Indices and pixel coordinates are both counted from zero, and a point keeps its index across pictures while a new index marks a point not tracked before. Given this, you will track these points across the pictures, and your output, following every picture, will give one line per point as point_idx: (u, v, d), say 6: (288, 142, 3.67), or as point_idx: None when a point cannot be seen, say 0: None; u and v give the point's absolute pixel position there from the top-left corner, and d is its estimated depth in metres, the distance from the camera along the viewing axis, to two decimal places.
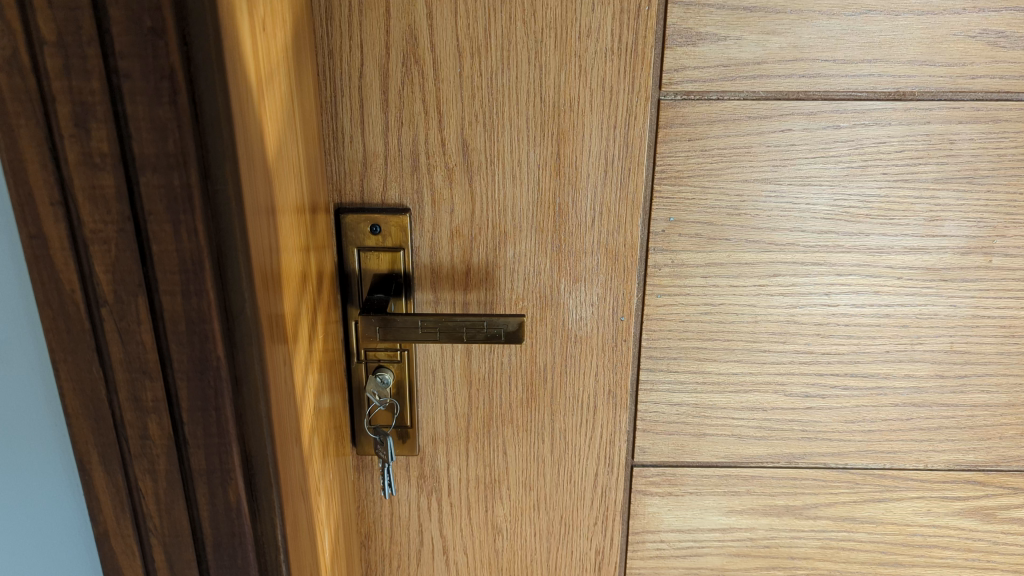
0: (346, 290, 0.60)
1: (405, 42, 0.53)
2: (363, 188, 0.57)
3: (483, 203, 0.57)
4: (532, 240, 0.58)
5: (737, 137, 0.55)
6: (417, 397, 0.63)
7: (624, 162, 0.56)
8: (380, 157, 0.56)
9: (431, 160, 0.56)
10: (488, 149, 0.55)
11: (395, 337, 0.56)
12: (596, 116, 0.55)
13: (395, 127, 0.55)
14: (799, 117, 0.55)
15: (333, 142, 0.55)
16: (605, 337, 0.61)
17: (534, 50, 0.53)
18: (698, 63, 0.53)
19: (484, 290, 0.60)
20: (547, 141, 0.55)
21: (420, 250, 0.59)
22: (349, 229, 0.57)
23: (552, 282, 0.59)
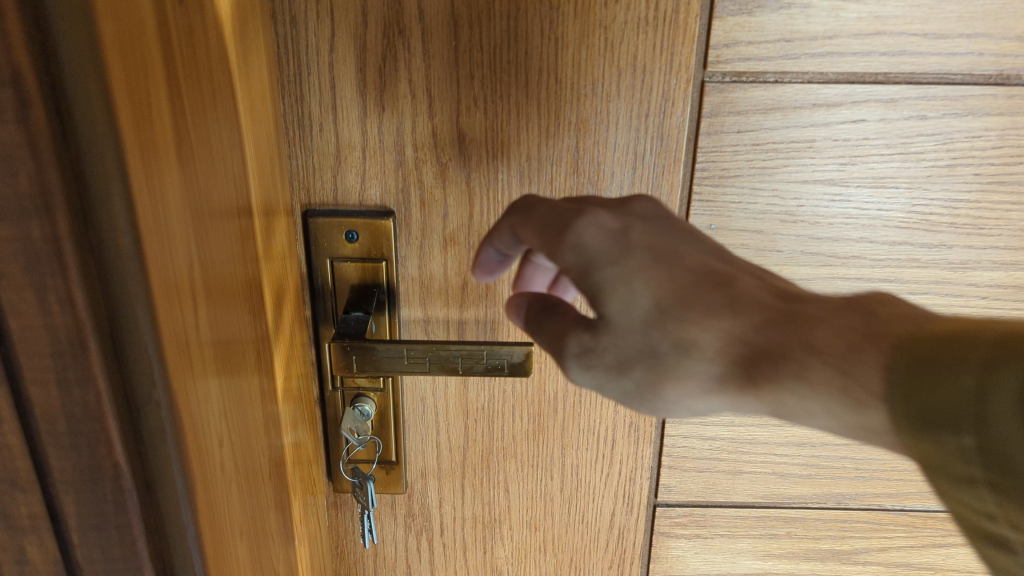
0: (317, 307, 0.49)
1: (386, 8, 0.42)
2: (337, 186, 0.46)
3: (484, 206, 0.47)
4: None
5: (798, 128, 0.45)
6: (403, 429, 0.54)
7: (657, 158, 0.45)
8: (357, 149, 0.45)
9: (419, 154, 0.45)
10: (490, 141, 0.45)
11: (374, 368, 0.46)
12: (624, 101, 0.44)
13: (375, 113, 0.44)
14: (875, 105, 0.44)
15: (299, 130, 0.45)
16: None
17: (549, 19, 0.42)
18: (754, 37, 0.43)
19: (484, 307, 0.50)
20: (563, 131, 0.45)
21: (407, 261, 0.48)
22: (320, 236, 0.47)
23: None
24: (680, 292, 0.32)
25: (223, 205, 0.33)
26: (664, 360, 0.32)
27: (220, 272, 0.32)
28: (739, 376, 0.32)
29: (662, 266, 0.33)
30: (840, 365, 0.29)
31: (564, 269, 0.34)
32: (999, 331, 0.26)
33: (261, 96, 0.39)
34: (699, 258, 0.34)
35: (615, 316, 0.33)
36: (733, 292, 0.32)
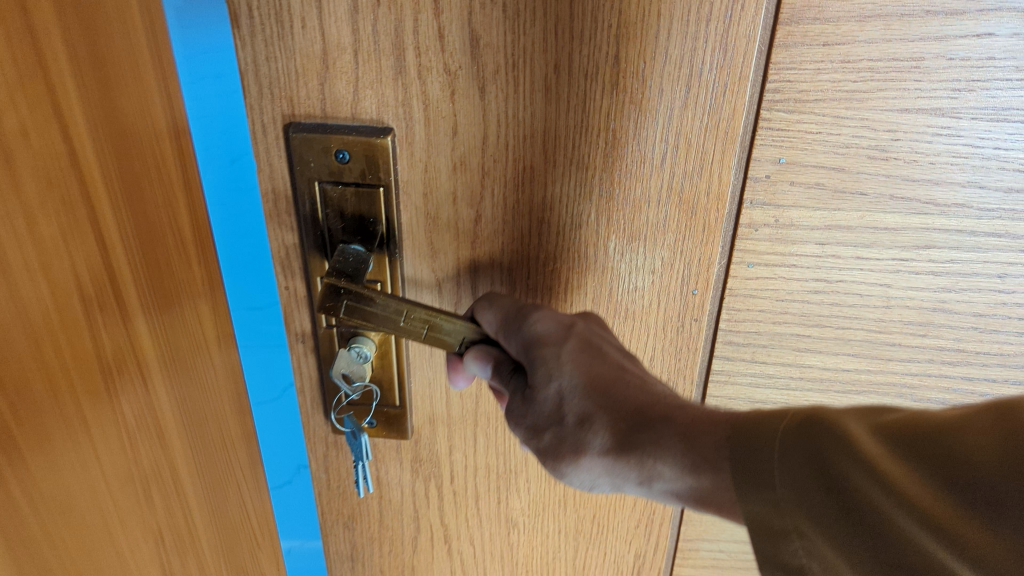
0: (307, 239, 0.42)
1: None
2: (324, 94, 0.38)
3: (500, 127, 0.38)
4: (571, 182, 0.40)
5: (903, 43, 0.35)
6: (408, 374, 0.47)
7: (718, 75, 0.36)
8: (345, 51, 0.37)
9: (423, 59, 0.37)
10: (511, 48, 0.36)
11: (362, 318, 0.39)
12: (677, 1, 0.35)
13: (370, 7, 0.36)
14: (1009, 15, 0.34)
15: (277, 26, 0.37)
16: (668, 314, 0.44)
17: None
18: None
19: (499, 244, 0.42)
20: (602, 37, 0.36)
21: (409, 188, 0.40)
22: (306, 155, 0.39)
23: (596, 240, 0.42)
24: (597, 381, 0.36)
25: (48, 242, 0.27)
26: (569, 438, 0.37)
27: (41, 326, 0.27)
28: (621, 445, 0.35)
29: (586, 356, 0.37)
30: (684, 446, 0.33)
31: (517, 348, 0.38)
32: (811, 408, 0.29)
33: (126, 46, 0.32)
34: (629, 362, 0.38)
35: (544, 394, 0.37)
36: (630, 387, 0.36)
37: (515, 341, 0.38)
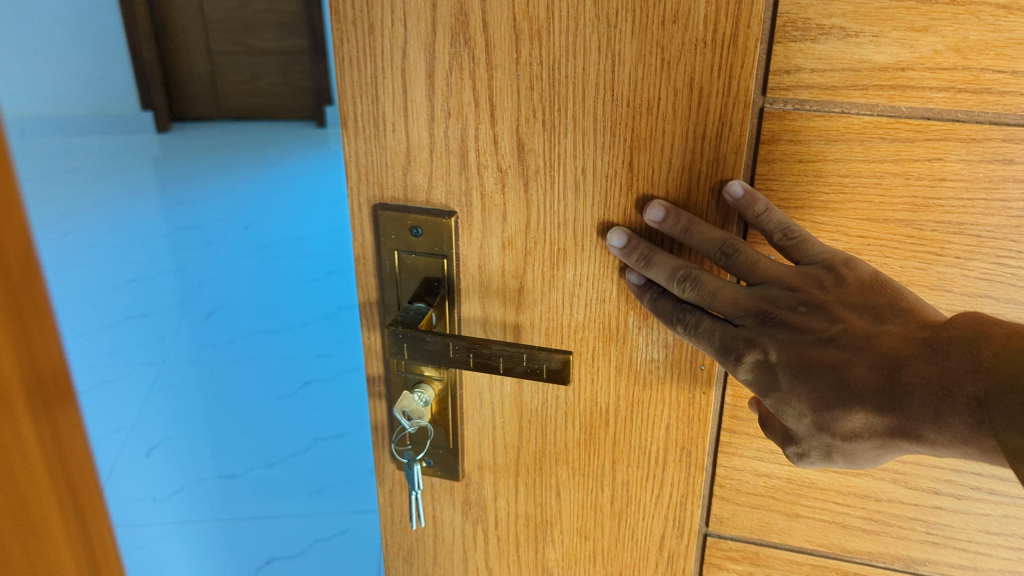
0: (387, 297, 0.53)
1: (454, 19, 0.44)
2: (405, 183, 0.49)
3: (541, 217, 0.48)
4: (596, 261, 0.48)
5: (868, 163, 0.44)
6: (462, 421, 0.56)
7: (712, 181, 0.45)
8: (421, 150, 0.48)
9: (481, 159, 0.47)
10: (548, 152, 0.46)
11: (422, 357, 0.49)
12: (677, 121, 0.43)
13: (441, 118, 0.47)
14: (957, 145, 0.43)
15: (374, 129, 0.48)
16: (681, 387, 0.51)
17: (606, 35, 0.42)
18: (820, 64, 0.42)
19: (537, 307, 0.51)
20: (617, 147, 0.45)
21: (467, 259, 0.51)
22: (388, 229, 0.50)
23: (619, 313, 0.50)
24: (825, 403, 0.41)
25: None
26: (846, 451, 0.42)
27: None
28: (893, 440, 0.40)
29: (804, 385, 0.41)
30: (939, 422, 0.38)
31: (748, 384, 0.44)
32: None
33: None
34: (824, 344, 0.41)
35: (804, 429, 0.43)
36: (854, 388, 0.40)
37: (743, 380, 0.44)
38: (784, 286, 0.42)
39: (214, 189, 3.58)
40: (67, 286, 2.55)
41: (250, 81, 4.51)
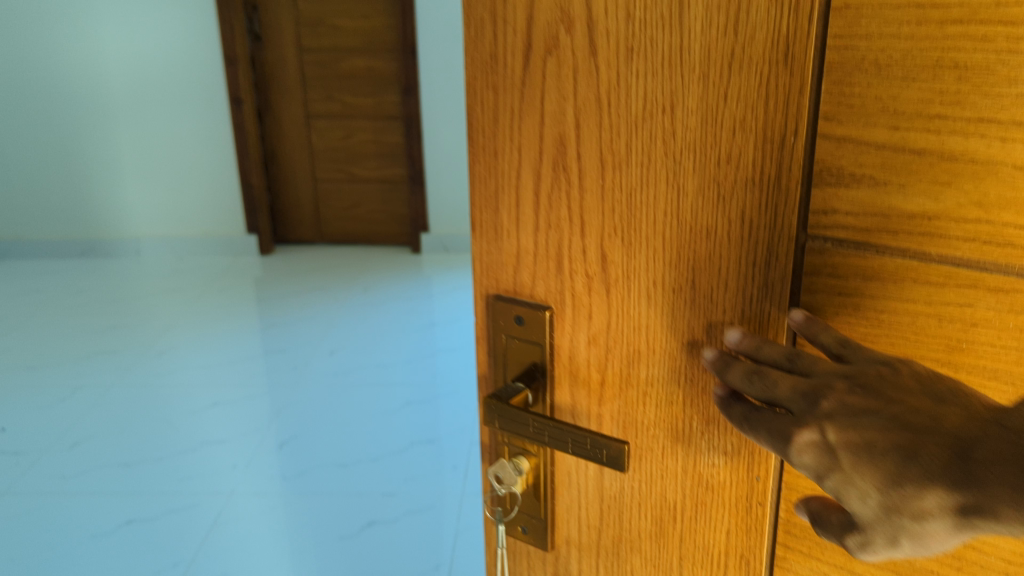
0: (501, 374, 0.67)
1: (555, 148, 0.56)
2: (515, 280, 0.63)
3: (618, 321, 0.58)
4: (666, 366, 0.57)
5: (900, 301, 0.50)
6: (553, 494, 0.67)
7: (764, 302, 0.52)
8: (529, 253, 0.61)
9: (573, 265, 0.59)
10: (625, 265, 0.56)
11: (507, 425, 0.59)
12: (731, 249, 0.52)
13: (544, 229, 0.59)
14: (984, 292, 0.47)
15: (493, 232, 0.62)
16: (739, 495, 0.57)
17: (673, 170, 0.52)
18: (851, 208, 0.49)
19: (620, 399, 0.60)
20: (682, 267, 0.54)
21: (560, 349, 0.62)
22: (500, 314, 0.65)
23: (681, 416, 0.57)
24: (891, 479, 0.41)
25: None
26: (911, 537, 0.41)
27: None
28: (963, 522, 0.39)
29: (868, 464, 0.41)
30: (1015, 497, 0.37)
31: (808, 465, 0.44)
32: None
33: None
34: (885, 422, 0.42)
35: (868, 512, 0.42)
36: (922, 464, 0.40)
37: (803, 460, 0.45)
38: (840, 376, 0.46)
39: (321, 313, 3.84)
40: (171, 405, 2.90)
41: (351, 207, 4.82)
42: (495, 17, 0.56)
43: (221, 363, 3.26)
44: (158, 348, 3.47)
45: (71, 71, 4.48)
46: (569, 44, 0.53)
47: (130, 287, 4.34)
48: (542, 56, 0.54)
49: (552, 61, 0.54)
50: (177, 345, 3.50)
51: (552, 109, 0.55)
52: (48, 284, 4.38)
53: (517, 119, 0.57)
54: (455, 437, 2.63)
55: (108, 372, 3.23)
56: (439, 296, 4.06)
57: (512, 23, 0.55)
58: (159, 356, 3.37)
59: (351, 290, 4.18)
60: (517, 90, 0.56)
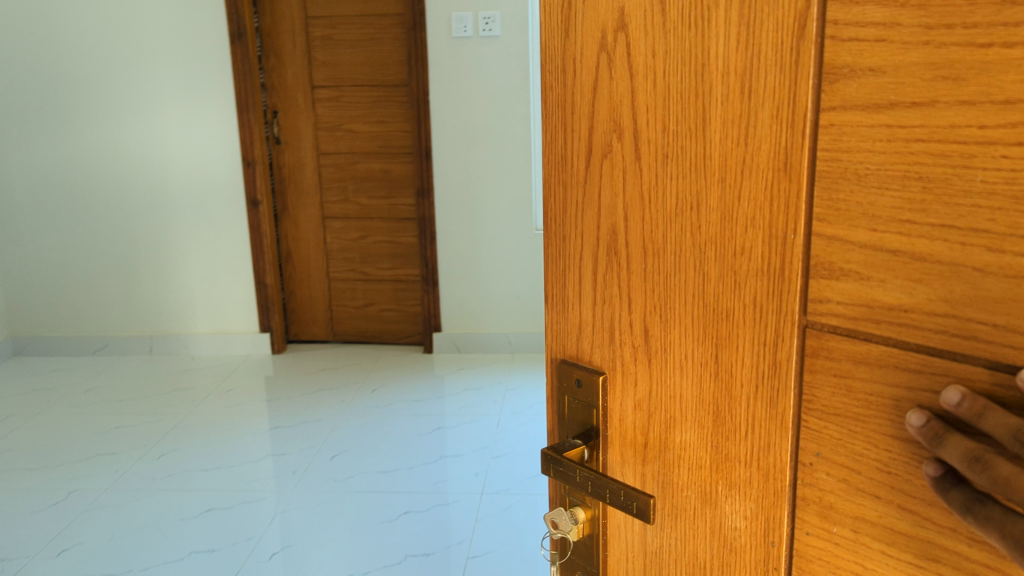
0: (563, 430, 0.78)
1: (608, 236, 0.68)
2: (577, 347, 0.74)
3: (658, 388, 0.68)
4: (696, 431, 0.66)
5: (889, 382, 0.55)
6: (605, 545, 0.76)
7: (772, 379, 0.61)
8: (589, 324, 0.72)
9: (622, 336, 0.70)
10: (663, 338, 0.67)
11: (561, 472, 0.71)
12: (747, 329, 0.61)
13: (600, 303, 0.71)
14: (954, 379, 0.52)
15: (561, 304, 0.74)
16: (756, 555, 0.64)
17: (698, 259, 0.63)
18: (843, 297, 0.56)
19: (658, 460, 0.69)
20: (708, 342, 0.64)
21: (612, 411, 0.72)
22: (564, 376, 0.76)
23: (710, 478, 0.66)
24: None
25: None
26: None
27: None
28: None
29: None
30: None
31: None
32: None
33: None
34: None
35: None
36: None
37: None
38: None
39: (333, 415, 3.91)
40: (183, 511, 3.02)
41: (364, 305, 4.90)
42: (566, 126, 0.69)
43: (221, 468, 3.35)
44: (158, 450, 3.58)
45: (98, 180, 4.73)
46: (620, 149, 0.65)
47: (138, 386, 4.41)
48: (600, 157, 0.67)
49: (608, 162, 0.66)
50: (180, 447, 3.60)
51: (607, 203, 0.67)
52: (57, 383, 4.51)
53: (581, 210, 0.70)
54: (451, 549, 2.67)
55: (106, 476, 3.33)
56: (447, 399, 4.09)
57: (578, 131, 0.68)
58: (158, 460, 3.48)
59: (359, 390, 4.23)
60: (581, 186, 0.69)
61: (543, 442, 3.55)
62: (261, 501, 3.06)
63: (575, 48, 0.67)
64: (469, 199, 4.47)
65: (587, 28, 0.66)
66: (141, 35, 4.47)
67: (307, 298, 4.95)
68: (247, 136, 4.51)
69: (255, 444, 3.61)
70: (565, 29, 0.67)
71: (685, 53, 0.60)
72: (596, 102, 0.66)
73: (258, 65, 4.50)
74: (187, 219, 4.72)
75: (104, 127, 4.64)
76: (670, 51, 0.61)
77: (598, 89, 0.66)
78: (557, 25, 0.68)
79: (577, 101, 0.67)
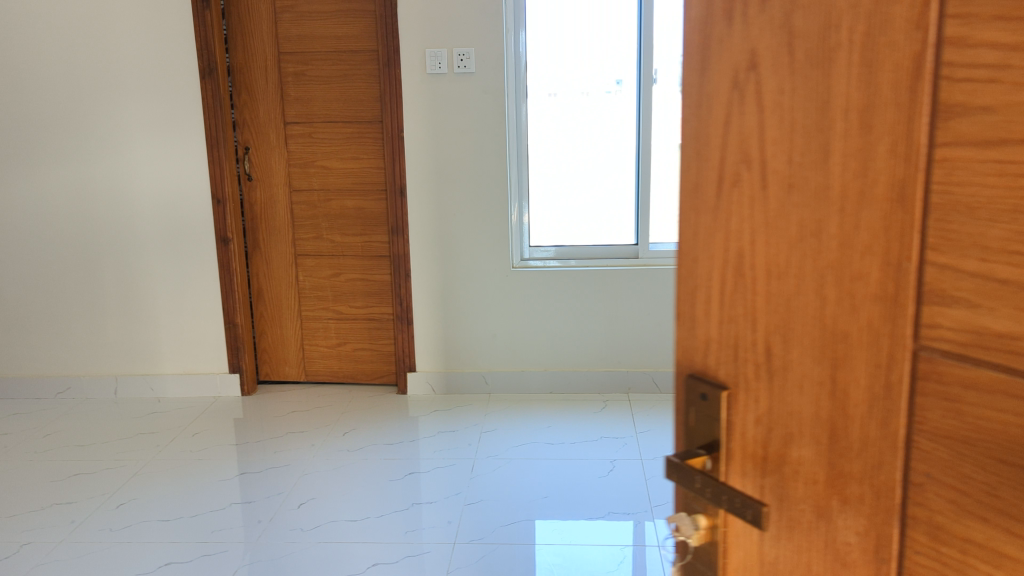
0: (685, 440, 0.82)
1: (735, 260, 0.72)
2: (704, 362, 0.78)
3: (777, 404, 0.71)
4: (812, 448, 0.69)
5: (997, 409, 0.57)
6: (725, 552, 0.80)
7: (887, 399, 0.63)
8: (715, 340, 0.77)
9: (745, 353, 0.73)
10: (783, 357, 0.70)
11: (683, 479, 0.80)
12: (863, 351, 0.64)
13: (725, 321, 0.75)
14: None
15: (690, 321, 0.79)
16: (869, 566, 0.67)
17: (819, 282, 0.66)
18: (953, 324, 0.59)
19: (776, 474, 0.72)
20: (826, 362, 0.66)
21: (734, 424, 0.76)
22: (691, 389, 0.80)
23: (824, 494, 0.68)
24: None
25: None
26: None
27: None
28: None
29: None
30: None
31: None
32: None
33: None
34: None
35: None
36: None
37: None
38: None
39: (303, 459, 3.91)
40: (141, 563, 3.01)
41: (337, 344, 4.87)
42: (700, 157, 0.74)
43: (182, 518, 3.35)
44: (114, 499, 3.55)
45: (70, 220, 4.72)
46: (749, 178, 0.70)
47: (102, 431, 4.36)
48: (730, 185, 0.72)
49: (737, 190, 0.71)
50: (139, 495, 3.58)
51: (735, 230, 0.72)
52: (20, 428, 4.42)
53: (710, 234, 0.74)
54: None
55: (59, 528, 3.29)
56: (421, 442, 4.06)
57: (712, 162, 0.73)
58: (115, 510, 3.45)
59: (330, 434, 4.22)
60: (711, 213, 0.74)
61: (511, 486, 3.56)
62: (222, 553, 3.06)
63: (710, 86, 0.72)
64: (446, 239, 4.50)
65: (721, 67, 0.71)
66: (117, 75, 4.48)
67: (278, 337, 4.91)
68: (217, 173, 4.51)
69: (220, 491, 3.60)
70: (702, 68, 0.72)
71: (811, 92, 0.64)
72: (728, 136, 0.71)
73: (229, 102, 4.52)
74: (161, 260, 4.70)
75: (76, 168, 4.63)
76: (796, 89, 0.65)
77: (731, 122, 0.70)
78: (696, 64, 0.73)
79: (710, 134, 0.72)
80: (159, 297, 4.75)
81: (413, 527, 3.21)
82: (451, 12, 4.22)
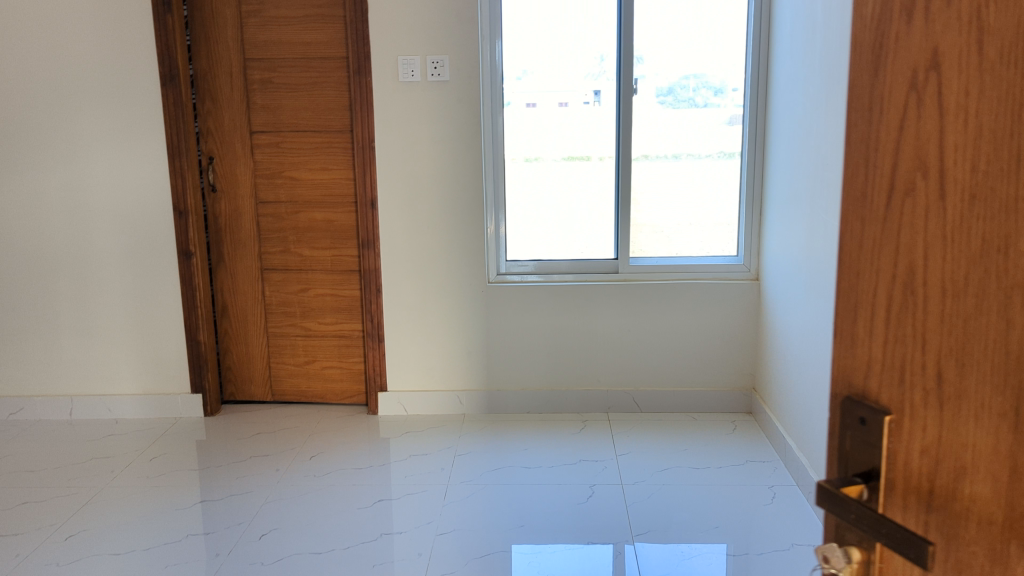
0: (843, 466, 0.87)
1: (906, 276, 0.76)
2: (864, 383, 0.83)
3: (948, 434, 0.75)
4: (988, 481, 0.72)
5: None
6: None
7: None
8: (878, 360, 0.81)
9: (913, 376, 0.77)
10: (958, 382, 0.73)
11: (839, 508, 0.84)
12: None
13: (891, 340, 0.79)
14: None
15: (851, 339, 0.85)
16: None
17: (1005, 303, 0.68)
18: None
19: (945, 506, 0.76)
20: (1010, 389, 0.70)
21: (896, 452, 0.80)
22: (849, 411, 0.85)
23: (1001, 537, 0.72)
24: None
25: None
26: None
27: None
28: None
29: None
30: None
31: None
32: None
33: None
34: None
35: None
36: None
37: None
38: None
39: (265, 485, 3.65)
40: None
41: (305, 362, 4.59)
42: (872, 167, 0.79)
43: (135, 552, 3.07)
44: (64, 531, 3.25)
45: (17, 230, 4.41)
46: (924, 186, 0.73)
47: (56, 455, 4.06)
48: (902, 194, 0.76)
49: (910, 198, 0.75)
50: (91, 526, 3.28)
51: (906, 245, 0.76)
52: None
53: (878, 248, 0.79)
54: None
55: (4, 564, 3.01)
56: (393, 467, 3.81)
57: (882, 170, 0.78)
58: (65, 541, 3.16)
59: (295, 458, 3.94)
60: (881, 221, 0.78)
61: (486, 515, 3.31)
62: None
63: (885, 92, 0.77)
64: (425, 252, 4.27)
65: (898, 73, 0.75)
66: (71, 76, 4.19)
67: (242, 354, 4.64)
68: (178, 184, 4.24)
69: (179, 520, 3.33)
70: (877, 71, 0.78)
71: (1005, 94, 0.66)
72: (902, 142, 0.75)
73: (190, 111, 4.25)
74: (117, 273, 4.42)
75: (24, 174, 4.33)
76: (986, 90, 0.68)
77: (905, 129, 0.75)
78: (870, 67, 0.79)
79: (881, 142, 0.78)
80: (116, 312, 4.46)
81: (386, 561, 2.97)
82: (428, 19, 4.00)
